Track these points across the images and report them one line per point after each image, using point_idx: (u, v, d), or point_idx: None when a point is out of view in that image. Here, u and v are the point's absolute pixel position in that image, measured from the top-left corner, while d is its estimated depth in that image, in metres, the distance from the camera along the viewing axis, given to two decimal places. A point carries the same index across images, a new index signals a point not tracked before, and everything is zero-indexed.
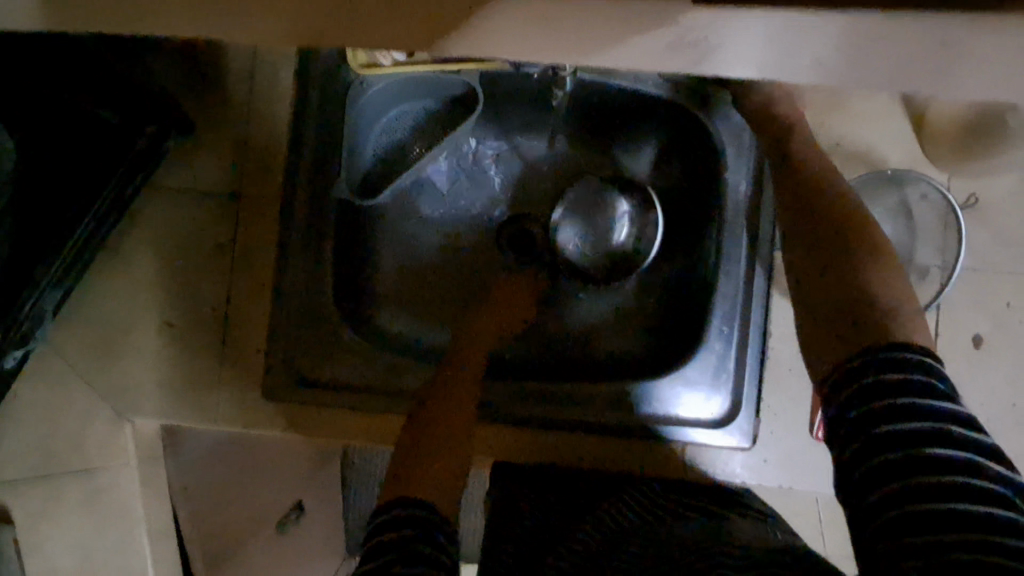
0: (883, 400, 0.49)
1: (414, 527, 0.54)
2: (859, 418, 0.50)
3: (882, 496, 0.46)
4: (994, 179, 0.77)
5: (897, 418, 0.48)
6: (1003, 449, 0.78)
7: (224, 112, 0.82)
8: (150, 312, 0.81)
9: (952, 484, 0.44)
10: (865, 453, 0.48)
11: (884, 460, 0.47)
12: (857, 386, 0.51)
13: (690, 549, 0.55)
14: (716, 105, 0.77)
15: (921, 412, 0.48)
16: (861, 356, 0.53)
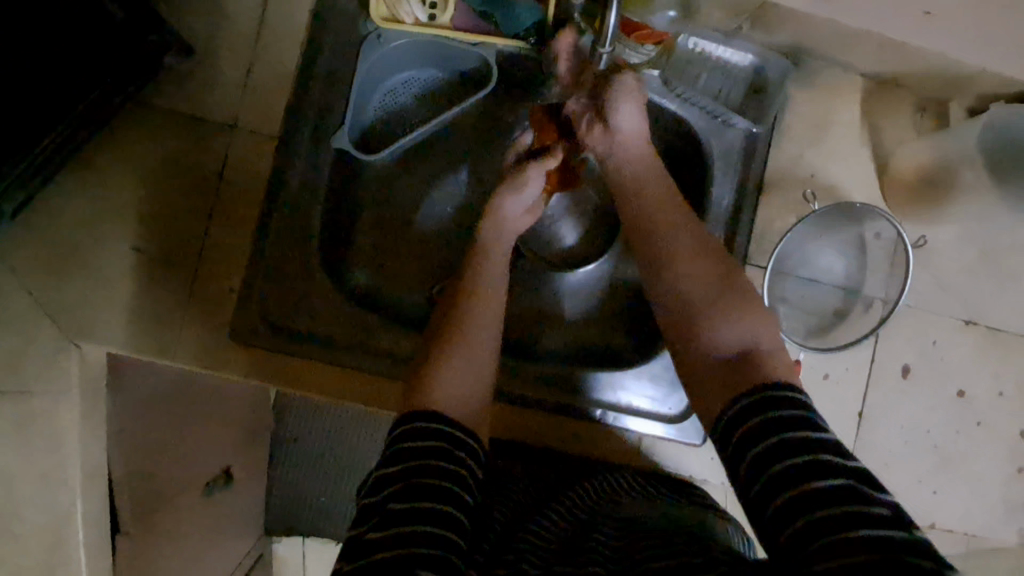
0: (778, 435, 0.49)
1: (434, 437, 0.54)
2: (743, 435, 0.52)
3: (766, 492, 0.48)
4: (938, 228, 0.87)
5: (768, 432, 0.50)
6: (913, 469, 0.87)
7: (229, 40, 0.79)
8: (116, 235, 0.76)
9: (845, 487, 0.45)
10: (752, 456, 0.50)
11: (767, 457, 0.49)
12: (748, 426, 0.52)
13: (673, 533, 0.56)
14: (714, 121, 0.81)
15: (801, 422, 0.50)
16: (746, 398, 0.54)
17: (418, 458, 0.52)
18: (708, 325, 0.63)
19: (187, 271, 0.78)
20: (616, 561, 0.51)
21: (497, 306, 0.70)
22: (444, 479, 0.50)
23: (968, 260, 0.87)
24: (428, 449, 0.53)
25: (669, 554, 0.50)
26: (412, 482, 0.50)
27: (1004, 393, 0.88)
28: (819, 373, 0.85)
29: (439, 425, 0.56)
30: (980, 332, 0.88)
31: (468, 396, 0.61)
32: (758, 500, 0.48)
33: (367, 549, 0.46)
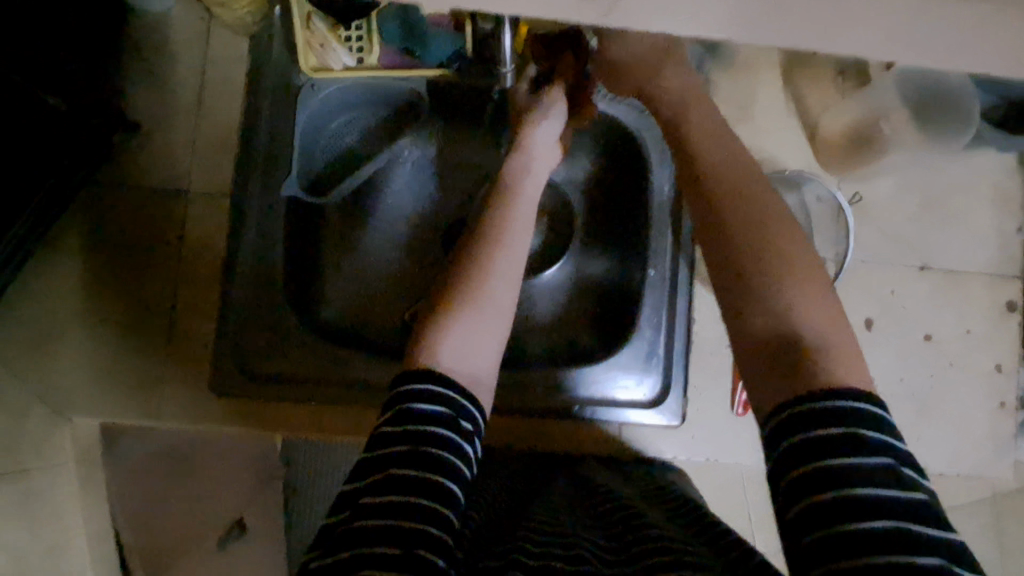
0: (826, 462, 0.40)
1: (439, 404, 0.51)
2: (777, 429, 0.44)
3: (803, 515, 0.39)
4: (875, 182, 0.89)
5: (813, 431, 0.41)
6: (893, 419, 0.88)
7: (172, 111, 0.84)
8: (91, 307, 0.81)
9: (902, 538, 0.36)
10: (789, 462, 0.41)
11: (810, 473, 0.40)
12: (793, 440, 0.42)
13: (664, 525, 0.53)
14: (643, 115, 0.85)
15: (861, 449, 0.40)
16: (794, 405, 0.43)
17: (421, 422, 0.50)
18: (756, 268, 0.51)
19: (163, 332, 0.82)
20: (602, 548, 0.50)
21: (518, 262, 0.67)
22: (445, 451, 0.49)
23: (910, 209, 0.90)
24: (431, 416, 0.50)
25: (662, 546, 0.47)
26: (413, 446, 0.48)
27: (970, 331, 0.90)
28: None
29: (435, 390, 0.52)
30: (935, 275, 0.90)
31: (479, 363, 0.58)
32: (794, 521, 0.40)
33: (360, 511, 0.44)
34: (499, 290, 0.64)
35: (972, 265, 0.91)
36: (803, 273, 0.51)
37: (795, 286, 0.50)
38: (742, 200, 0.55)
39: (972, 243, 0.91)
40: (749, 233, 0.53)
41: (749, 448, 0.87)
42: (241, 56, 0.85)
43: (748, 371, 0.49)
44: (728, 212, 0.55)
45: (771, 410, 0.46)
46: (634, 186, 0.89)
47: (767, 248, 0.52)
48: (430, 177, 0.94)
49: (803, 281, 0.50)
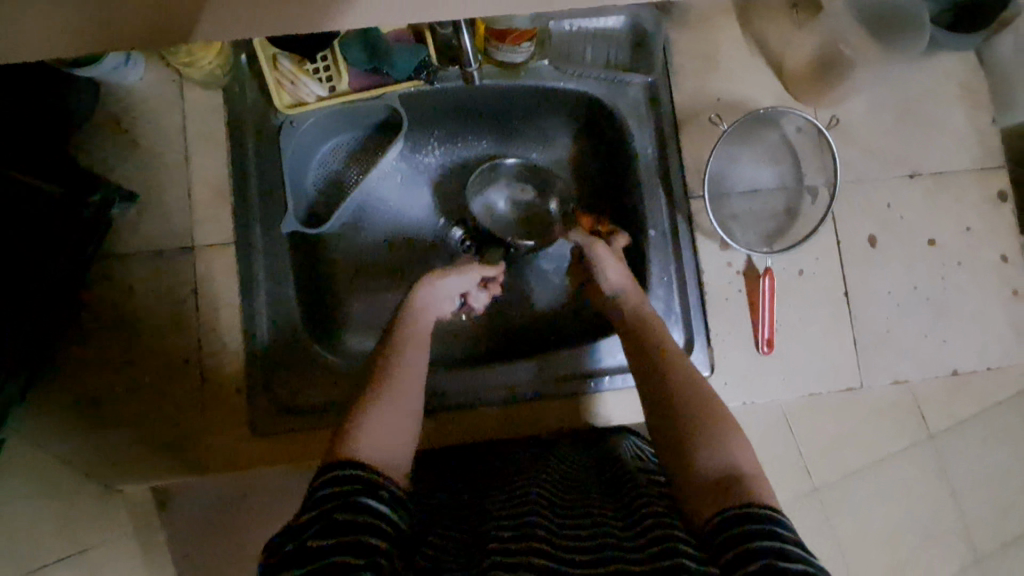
0: (759, 543, 0.47)
1: (357, 482, 0.52)
2: (720, 521, 0.50)
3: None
4: (848, 103, 0.92)
5: (745, 522, 0.49)
6: (914, 328, 0.90)
7: (162, 172, 0.85)
8: (123, 380, 0.82)
9: None
10: (730, 545, 0.48)
11: (747, 549, 0.46)
12: (731, 532, 0.49)
13: (627, 512, 0.57)
14: (613, 86, 0.88)
15: (776, 534, 0.47)
16: (736, 508, 0.50)
17: (356, 482, 0.52)
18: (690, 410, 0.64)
19: (196, 389, 0.83)
20: (570, 549, 0.51)
21: (418, 384, 0.69)
22: (378, 502, 0.51)
23: (887, 124, 0.92)
24: (361, 477, 0.53)
25: (630, 548, 0.51)
26: (346, 497, 0.50)
27: (970, 228, 0.92)
28: (793, 271, 0.88)
29: (353, 471, 0.53)
30: (925, 181, 0.92)
31: (395, 449, 0.60)
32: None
33: None
34: (402, 405, 0.65)
35: (958, 164, 0.92)
36: (727, 427, 0.61)
37: (722, 442, 0.59)
38: (690, 394, 0.66)
39: (953, 144, 0.93)
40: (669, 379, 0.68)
41: (787, 382, 0.87)
42: (217, 107, 0.86)
43: (694, 496, 0.55)
44: (687, 416, 0.63)
45: (713, 511, 0.52)
46: (617, 154, 0.91)
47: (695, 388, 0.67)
48: (421, 186, 0.96)
49: (725, 433, 0.60)
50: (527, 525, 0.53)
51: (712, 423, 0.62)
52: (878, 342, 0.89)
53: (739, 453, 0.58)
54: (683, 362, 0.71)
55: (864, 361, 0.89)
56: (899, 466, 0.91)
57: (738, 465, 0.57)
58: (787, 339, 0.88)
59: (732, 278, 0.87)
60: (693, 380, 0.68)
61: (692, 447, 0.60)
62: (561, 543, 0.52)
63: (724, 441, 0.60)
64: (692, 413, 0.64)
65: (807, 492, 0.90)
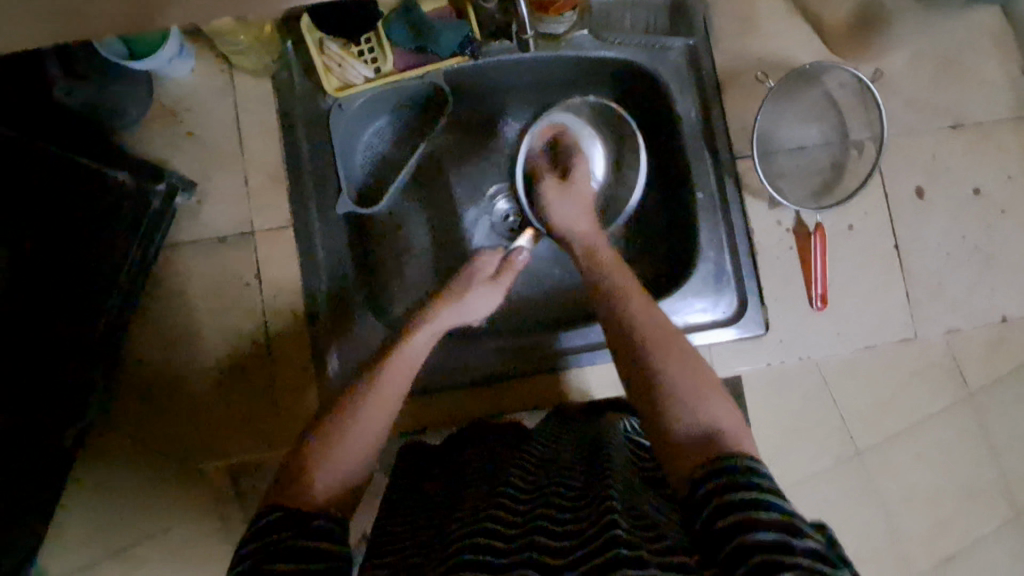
0: (731, 495, 0.46)
1: (289, 527, 0.49)
2: (699, 478, 0.50)
3: (727, 531, 0.44)
4: (890, 56, 0.92)
5: (723, 475, 0.49)
6: (964, 278, 0.90)
7: (218, 160, 0.87)
8: (192, 366, 0.85)
9: (784, 546, 0.42)
10: (705, 501, 0.48)
11: (722, 502, 0.46)
12: (708, 488, 0.48)
13: (586, 488, 0.55)
14: (655, 51, 0.88)
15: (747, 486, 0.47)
16: (713, 466, 0.50)
17: (283, 526, 0.49)
18: (658, 357, 0.63)
19: (260, 375, 0.85)
20: (539, 521, 0.51)
21: (396, 394, 0.69)
22: (310, 537, 0.49)
23: (928, 75, 0.92)
24: (283, 518, 0.50)
25: (590, 513, 0.50)
26: (274, 541, 0.48)
27: (1013, 176, 0.92)
28: (842, 226, 0.89)
29: (281, 515, 0.51)
30: (968, 131, 0.92)
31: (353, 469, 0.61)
32: (718, 534, 0.45)
33: None
34: (360, 455, 0.62)
35: (1000, 112, 0.92)
36: (706, 386, 0.60)
37: (694, 392, 0.59)
38: (665, 351, 0.64)
39: (994, 92, 0.93)
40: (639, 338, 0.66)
41: (841, 336, 0.89)
42: (267, 94, 0.87)
43: (671, 455, 0.55)
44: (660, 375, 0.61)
45: (690, 468, 0.52)
46: (661, 120, 0.92)
47: (661, 332, 0.66)
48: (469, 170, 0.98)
49: (702, 391, 0.59)
50: (495, 507, 0.53)
51: (679, 369, 0.62)
52: (927, 293, 0.90)
53: (715, 411, 0.57)
54: (655, 318, 0.68)
55: (915, 312, 0.89)
56: (948, 421, 0.92)
57: (710, 416, 0.57)
58: (838, 295, 0.88)
59: (780, 237, 0.88)
60: (668, 339, 0.65)
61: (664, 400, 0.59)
62: (523, 517, 0.51)
63: (697, 391, 0.59)
64: (665, 367, 0.62)
65: (850, 455, 0.91)
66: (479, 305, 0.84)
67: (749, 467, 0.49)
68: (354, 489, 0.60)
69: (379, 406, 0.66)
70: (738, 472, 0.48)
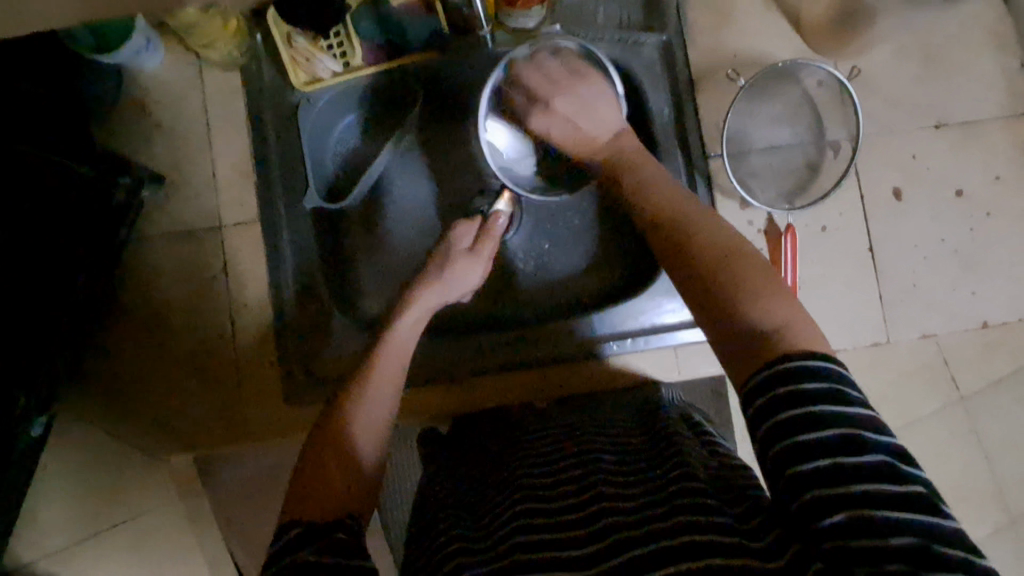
0: (790, 411, 0.42)
1: (315, 538, 0.47)
2: (754, 386, 0.46)
3: (783, 458, 0.41)
4: (871, 53, 0.89)
5: (789, 382, 0.44)
6: (944, 280, 0.88)
7: (187, 153, 0.88)
8: (163, 361, 0.85)
9: (858, 473, 0.39)
10: (762, 421, 0.44)
11: (785, 419, 0.42)
12: (769, 401, 0.44)
13: (641, 471, 0.51)
14: (626, 46, 0.86)
15: (817, 398, 0.42)
16: (766, 373, 0.45)
17: (308, 540, 0.47)
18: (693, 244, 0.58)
19: (231, 366, 0.86)
20: (559, 511, 0.47)
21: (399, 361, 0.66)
22: (338, 547, 0.47)
23: (910, 72, 0.90)
24: (310, 529, 0.48)
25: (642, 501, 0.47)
26: (301, 554, 0.45)
27: (1000, 176, 0.89)
28: (816, 227, 0.88)
29: (299, 530, 0.48)
30: (951, 131, 0.90)
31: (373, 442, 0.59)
32: (774, 457, 0.42)
33: None
34: (373, 451, 0.59)
35: (987, 111, 0.90)
36: (764, 283, 0.52)
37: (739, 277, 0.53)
38: (712, 250, 0.57)
39: (980, 90, 0.90)
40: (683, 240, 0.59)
41: None
42: (237, 87, 0.88)
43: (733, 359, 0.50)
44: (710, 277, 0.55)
45: (753, 375, 0.47)
46: (634, 116, 0.91)
47: (697, 220, 0.61)
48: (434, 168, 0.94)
49: (759, 286, 0.52)
50: (516, 503, 0.50)
51: (719, 250, 0.56)
52: (904, 296, 0.88)
53: (773, 305, 0.50)
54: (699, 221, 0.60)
55: (891, 315, 0.88)
56: (928, 427, 0.90)
57: (762, 305, 0.51)
58: (812, 298, 0.87)
59: (753, 237, 0.87)
60: (712, 233, 0.58)
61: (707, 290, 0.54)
62: (555, 509, 0.48)
63: (741, 271, 0.54)
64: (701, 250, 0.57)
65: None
66: (468, 276, 0.78)
67: (811, 371, 0.44)
68: (374, 484, 0.58)
69: (379, 386, 0.63)
70: (796, 381, 0.43)
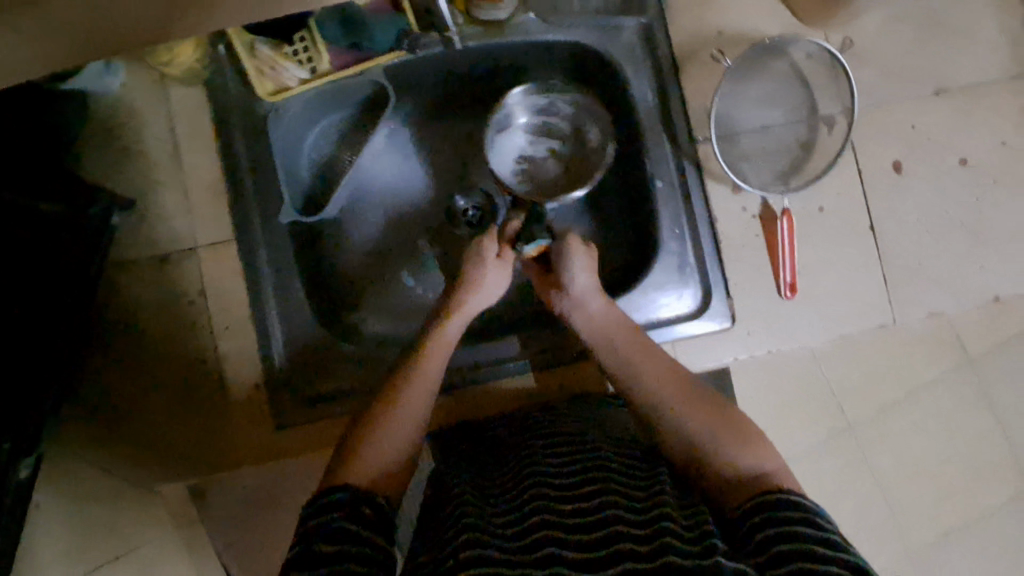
0: (777, 521, 0.50)
1: (344, 509, 0.53)
2: (744, 509, 0.53)
3: (774, 556, 0.48)
4: (863, 21, 0.85)
5: (770, 506, 0.52)
6: (951, 255, 0.84)
7: (156, 175, 0.85)
8: (147, 389, 0.84)
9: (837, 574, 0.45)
10: (754, 528, 0.51)
11: (775, 530, 0.49)
12: (759, 517, 0.52)
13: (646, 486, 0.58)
14: (606, 33, 0.84)
15: (798, 520, 0.50)
16: (758, 496, 0.54)
17: (339, 507, 0.54)
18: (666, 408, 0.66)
19: (218, 391, 0.83)
20: (574, 514, 0.54)
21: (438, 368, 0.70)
22: (361, 521, 0.53)
23: (906, 38, 0.85)
24: (344, 500, 0.54)
25: (645, 515, 0.53)
26: (336, 520, 0.52)
27: (1006, 142, 0.85)
28: (813, 208, 0.84)
29: (339, 495, 0.55)
30: (952, 98, 0.85)
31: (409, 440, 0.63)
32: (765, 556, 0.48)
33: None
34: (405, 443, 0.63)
35: (988, 74, 0.85)
36: (747, 430, 0.62)
37: (710, 421, 0.63)
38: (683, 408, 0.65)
39: (980, 52, 0.85)
40: (674, 424, 0.64)
41: (814, 324, 0.84)
42: (202, 103, 0.85)
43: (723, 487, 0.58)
44: (689, 432, 0.63)
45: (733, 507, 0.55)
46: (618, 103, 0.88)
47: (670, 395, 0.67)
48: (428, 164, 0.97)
49: (744, 435, 0.61)
50: (534, 511, 0.55)
51: (692, 410, 0.64)
52: (908, 277, 0.84)
53: (752, 453, 0.60)
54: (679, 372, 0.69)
55: (895, 295, 0.84)
56: (941, 393, 0.86)
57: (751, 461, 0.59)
58: (812, 282, 0.83)
59: (748, 223, 0.83)
60: (675, 395, 0.67)
61: (694, 453, 0.62)
62: (566, 513, 0.54)
63: (714, 427, 0.62)
64: (677, 412, 0.65)
65: (841, 429, 0.85)
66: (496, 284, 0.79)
67: (784, 500, 0.52)
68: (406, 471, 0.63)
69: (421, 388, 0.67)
70: (784, 508, 0.51)
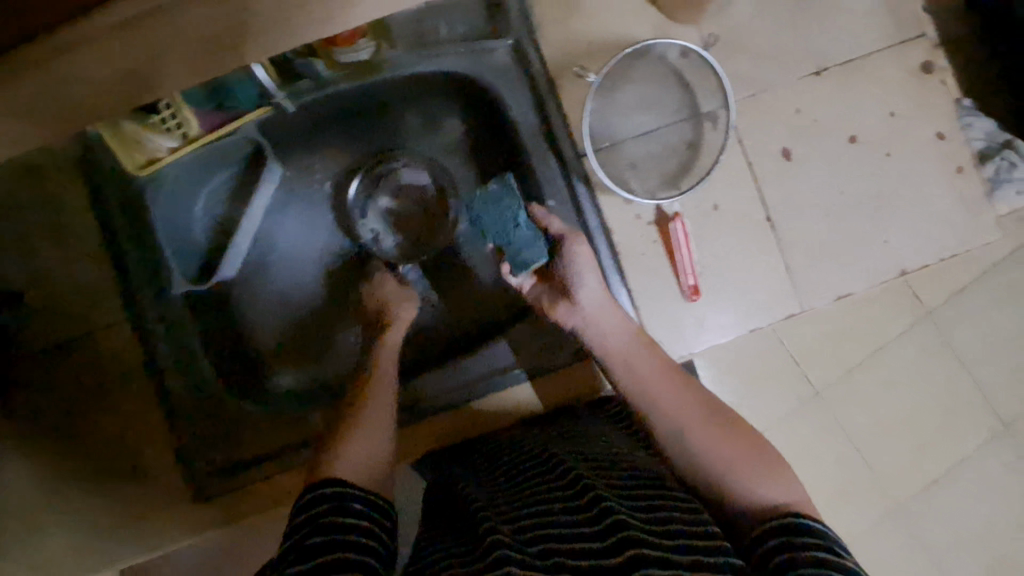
0: (795, 546, 0.49)
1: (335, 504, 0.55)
2: (760, 534, 0.52)
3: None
4: (731, 12, 0.83)
5: (790, 531, 0.51)
6: (852, 234, 0.83)
7: (43, 266, 0.85)
8: (64, 480, 0.83)
9: None
10: (771, 552, 0.50)
11: (790, 555, 0.48)
12: (773, 542, 0.50)
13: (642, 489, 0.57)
14: (479, 56, 0.81)
15: (814, 544, 0.49)
16: (777, 518, 0.53)
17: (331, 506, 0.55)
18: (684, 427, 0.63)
19: (137, 470, 0.84)
20: (578, 519, 0.51)
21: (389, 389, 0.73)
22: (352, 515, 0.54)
23: (778, 23, 0.84)
24: (335, 499, 0.56)
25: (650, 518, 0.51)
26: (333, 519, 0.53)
27: (896, 113, 0.84)
28: (706, 207, 0.83)
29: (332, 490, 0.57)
30: (833, 76, 0.84)
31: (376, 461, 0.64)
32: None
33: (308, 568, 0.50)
34: (376, 462, 0.64)
35: (867, 47, 0.84)
36: (774, 461, 0.60)
37: (732, 449, 0.60)
38: (701, 431, 0.62)
39: (856, 26, 0.84)
40: (696, 446, 0.61)
41: (723, 321, 0.83)
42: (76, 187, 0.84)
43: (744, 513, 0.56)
44: (708, 457, 0.60)
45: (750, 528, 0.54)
46: (501, 125, 0.86)
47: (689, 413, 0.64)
48: (329, 214, 0.95)
49: (770, 466, 0.59)
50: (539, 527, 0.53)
51: (712, 434, 0.62)
52: (811, 261, 0.83)
53: (784, 485, 0.57)
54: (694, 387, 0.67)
55: (800, 282, 0.83)
56: None
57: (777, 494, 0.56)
58: (713, 281, 0.83)
59: (643, 231, 0.82)
60: (696, 421, 0.63)
61: (713, 481, 0.59)
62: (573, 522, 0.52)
63: (737, 455, 0.60)
64: (695, 433, 0.62)
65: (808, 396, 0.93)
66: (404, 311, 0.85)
67: (804, 525, 0.51)
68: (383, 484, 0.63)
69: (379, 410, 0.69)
70: (801, 533, 0.50)
